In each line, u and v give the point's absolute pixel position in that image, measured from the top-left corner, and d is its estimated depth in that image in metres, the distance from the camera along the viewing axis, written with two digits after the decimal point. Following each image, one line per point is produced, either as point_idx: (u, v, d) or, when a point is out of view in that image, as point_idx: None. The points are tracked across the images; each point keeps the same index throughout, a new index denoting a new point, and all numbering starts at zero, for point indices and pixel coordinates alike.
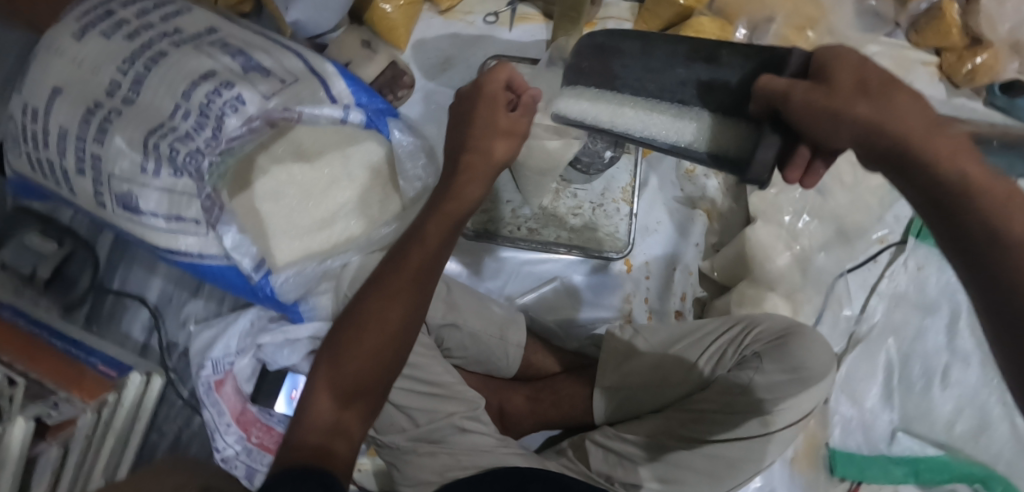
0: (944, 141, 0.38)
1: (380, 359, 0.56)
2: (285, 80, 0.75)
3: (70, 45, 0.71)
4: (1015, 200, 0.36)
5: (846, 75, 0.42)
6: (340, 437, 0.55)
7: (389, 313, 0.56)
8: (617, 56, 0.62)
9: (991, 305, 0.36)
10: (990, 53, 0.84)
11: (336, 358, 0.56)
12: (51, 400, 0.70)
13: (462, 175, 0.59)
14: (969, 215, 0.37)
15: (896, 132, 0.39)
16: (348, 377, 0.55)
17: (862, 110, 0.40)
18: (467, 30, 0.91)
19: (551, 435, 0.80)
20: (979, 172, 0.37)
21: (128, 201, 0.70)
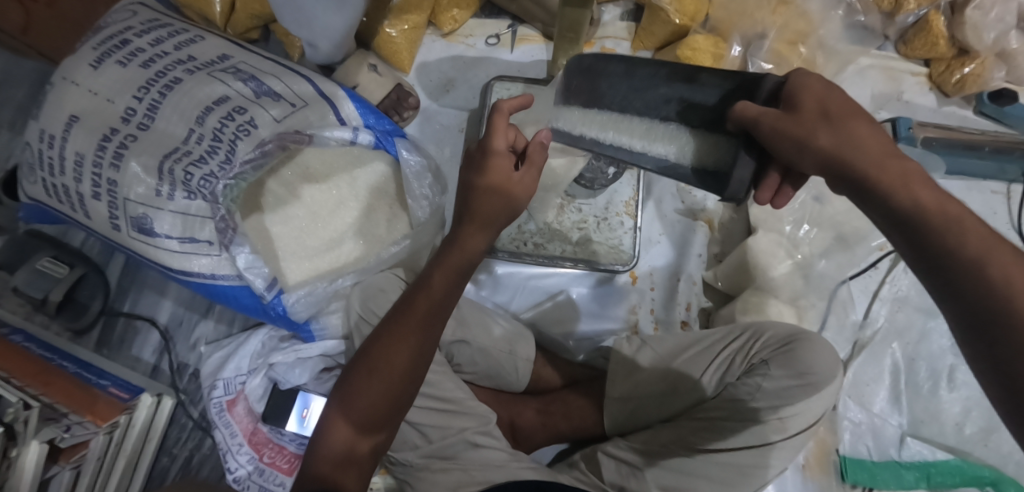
0: (893, 169, 0.45)
1: (390, 398, 0.60)
2: (295, 104, 0.77)
3: (87, 75, 0.73)
4: (955, 216, 0.43)
5: (812, 105, 0.48)
6: (352, 469, 0.59)
7: (395, 358, 0.59)
8: (604, 75, 0.65)
9: (955, 306, 0.41)
10: (977, 63, 0.86)
11: (351, 396, 0.60)
12: (64, 423, 0.70)
13: (466, 227, 0.58)
14: (926, 231, 0.43)
15: (854, 162, 0.46)
16: (363, 414, 0.59)
17: (824, 141, 0.47)
18: (468, 52, 0.94)
19: (561, 449, 0.80)
20: (927, 196, 0.44)
21: (142, 223, 0.72)
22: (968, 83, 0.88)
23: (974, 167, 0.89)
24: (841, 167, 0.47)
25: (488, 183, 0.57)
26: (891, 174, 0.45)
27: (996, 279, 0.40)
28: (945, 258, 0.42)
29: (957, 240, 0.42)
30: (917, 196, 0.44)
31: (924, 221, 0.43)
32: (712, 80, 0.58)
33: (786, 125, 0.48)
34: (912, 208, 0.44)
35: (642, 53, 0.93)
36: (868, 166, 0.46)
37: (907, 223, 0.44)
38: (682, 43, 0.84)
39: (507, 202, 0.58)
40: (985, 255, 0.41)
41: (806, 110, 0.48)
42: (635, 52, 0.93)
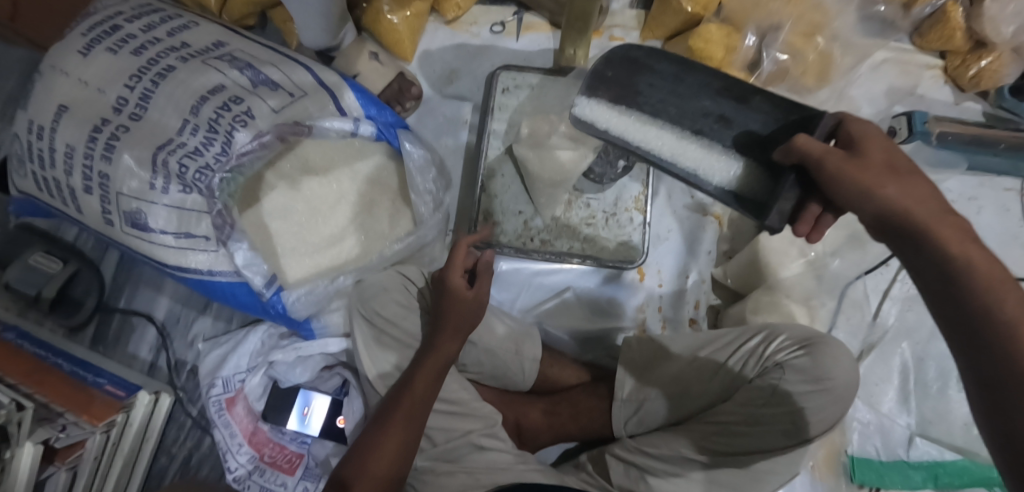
0: (954, 226, 0.42)
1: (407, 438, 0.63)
2: (294, 94, 0.74)
3: (76, 64, 0.70)
4: (1008, 287, 0.39)
5: (877, 155, 0.47)
6: None
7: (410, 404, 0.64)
8: (647, 73, 0.66)
9: (989, 381, 0.37)
10: (994, 57, 0.84)
11: (373, 437, 0.62)
12: (60, 422, 0.68)
13: (439, 336, 0.67)
14: (978, 294, 0.39)
15: (914, 216, 0.43)
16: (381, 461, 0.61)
17: (887, 189, 0.45)
18: (472, 41, 0.91)
19: (566, 449, 0.79)
20: (984, 259, 0.40)
21: (136, 218, 0.69)
22: (986, 77, 0.85)
23: (989, 164, 0.87)
24: (897, 220, 0.44)
25: (452, 305, 0.68)
26: (953, 237, 0.41)
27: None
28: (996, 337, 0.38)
29: (1002, 311, 0.38)
30: (977, 262, 0.40)
31: (976, 282, 0.39)
32: (763, 105, 0.61)
33: (843, 166, 0.47)
34: (972, 277, 0.39)
35: (651, 43, 0.90)
36: (930, 223, 0.42)
37: (960, 292, 0.40)
38: (694, 33, 0.81)
39: (469, 313, 0.68)
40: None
41: (870, 159, 0.47)
42: (644, 42, 0.90)
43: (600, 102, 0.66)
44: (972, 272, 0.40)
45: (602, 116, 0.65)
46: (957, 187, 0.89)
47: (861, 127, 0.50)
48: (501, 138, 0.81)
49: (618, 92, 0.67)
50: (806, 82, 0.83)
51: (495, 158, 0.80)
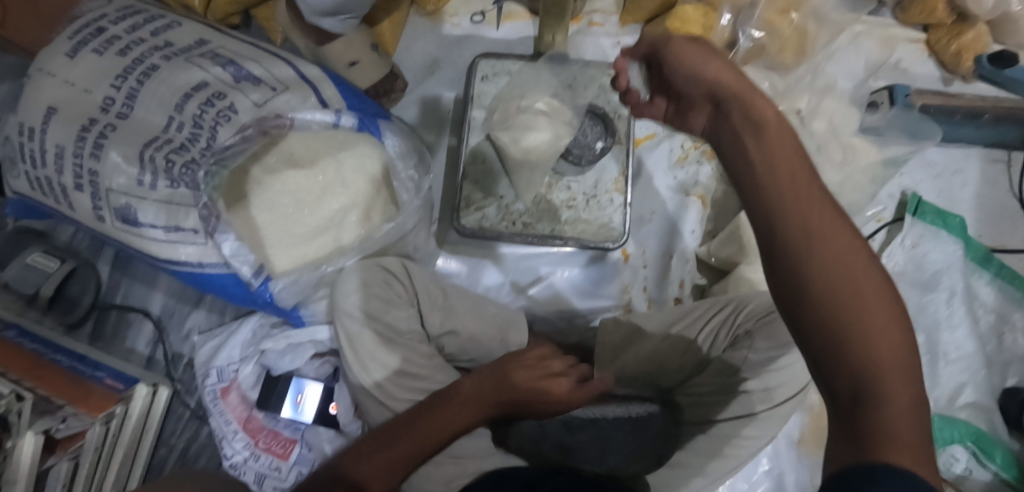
0: (796, 167, 0.42)
1: (434, 440, 0.60)
2: (275, 89, 0.76)
3: (63, 66, 0.72)
4: (801, 186, 0.41)
5: (753, 135, 0.44)
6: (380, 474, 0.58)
7: (458, 414, 0.62)
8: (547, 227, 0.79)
9: (778, 288, 0.41)
10: (974, 32, 0.85)
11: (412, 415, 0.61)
12: (60, 414, 0.70)
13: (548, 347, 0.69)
14: (780, 200, 0.41)
15: (773, 192, 0.41)
16: (405, 454, 0.59)
17: (824, 218, 0.40)
18: (453, 31, 0.92)
19: (539, 436, 0.66)
20: (801, 174, 0.42)
21: (126, 214, 0.71)
22: (971, 52, 0.86)
23: (972, 135, 0.88)
24: (784, 199, 0.41)
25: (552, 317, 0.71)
26: (839, 249, 0.39)
27: (856, 358, 0.37)
28: (829, 314, 0.38)
29: (786, 210, 0.40)
30: (853, 264, 0.39)
31: (772, 195, 0.41)
32: None
33: (769, 194, 0.41)
34: (824, 275, 0.38)
35: (631, 27, 0.91)
36: (795, 167, 0.42)
37: (783, 281, 0.40)
38: (671, 14, 0.82)
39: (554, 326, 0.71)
40: (820, 235, 0.39)
41: (782, 136, 0.43)
42: (624, 27, 0.91)
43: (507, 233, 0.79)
44: (822, 270, 0.39)
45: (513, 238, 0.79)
46: (943, 159, 0.90)
47: (706, 59, 0.48)
48: (480, 126, 0.82)
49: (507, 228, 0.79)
50: (785, 58, 0.83)
51: (476, 146, 0.81)
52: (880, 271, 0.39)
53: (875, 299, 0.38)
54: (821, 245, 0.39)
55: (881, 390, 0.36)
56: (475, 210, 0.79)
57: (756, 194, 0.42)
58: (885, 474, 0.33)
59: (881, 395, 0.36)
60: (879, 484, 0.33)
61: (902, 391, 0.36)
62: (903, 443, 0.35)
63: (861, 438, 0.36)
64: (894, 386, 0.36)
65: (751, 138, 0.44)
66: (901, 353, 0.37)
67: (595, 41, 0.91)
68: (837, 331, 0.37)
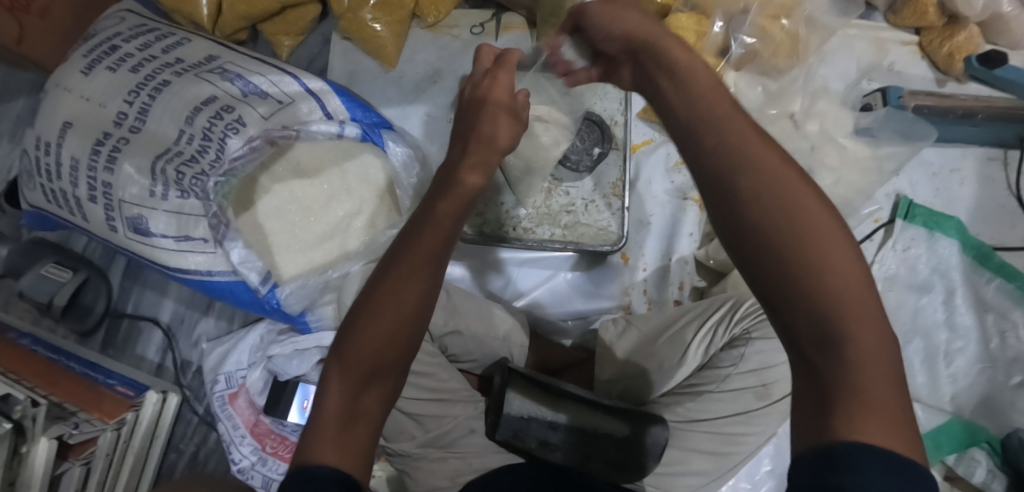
0: (717, 99, 0.40)
1: (385, 358, 0.46)
2: (282, 101, 0.79)
3: (78, 82, 0.75)
4: (727, 118, 0.39)
5: (671, 72, 0.42)
6: (362, 421, 0.45)
7: (405, 292, 0.45)
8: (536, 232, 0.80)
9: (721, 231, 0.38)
10: (966, 33, 0.87)
11: (354, 317, 0.47)
12: (72, 421, 0.71)
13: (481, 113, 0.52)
14: (710, 136, 0.39)
15: (702, 131, 0.39)
16: (363, 355, 0.45)
17: (753, 147, 0.38)
18: (453, 43, 0.95)
19: (519, 429, 0.65)
20: (724, 104, 0.39)
21: (138, 224, 0.74)
22: (963, 52, 0.87)
23: (967, 134, 0.89)
24: (709, 134, 0.39)
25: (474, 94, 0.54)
26: (778, 177, 0.37)
27: (813, 302, 0.35)
28: (778, 255, 0.36)
29: (716, 145, 0.38)
30: (789, 192, 0.37)
31: (701, 131, 0.39)
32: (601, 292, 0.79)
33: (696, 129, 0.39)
34: (761, 212, 0.36)
35: None
36: (717, 97, 0.40)
37: (726, 224, 0.38)
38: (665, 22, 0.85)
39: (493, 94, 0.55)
40: (754, 166, 0.37)
41: (699, 70, 0.42)
42: None
43: (497, 236, 0.80)
44: (762, 209, 0.36)
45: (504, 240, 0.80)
46: (939, 159, 0.91)
47: (619, 15, 0.48)
48: None
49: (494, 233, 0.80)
50: (778, 62, 0.84)
51: None
52: (820, 195, 0.37)
53: (822, 227, 0.36)
54: (748, 178, 0.37)
55: (846, 335, 0.35)
56: (477, 216, 0.81)
57: (685, 129, 0.40)
58: (849, 451, 0.33)
59: (846, 345, 0.35)
60: (855, 468, 0.32)
61: (867, 332, 0.35)
62: (870, 396, 0.34)
63: (831, 398, 0.35)
64: (860, 330, 0.35)
65: (669, 77, 0.42)
66: (859, 284, 0.36)
67: None
68: (787, 275, 0.36)
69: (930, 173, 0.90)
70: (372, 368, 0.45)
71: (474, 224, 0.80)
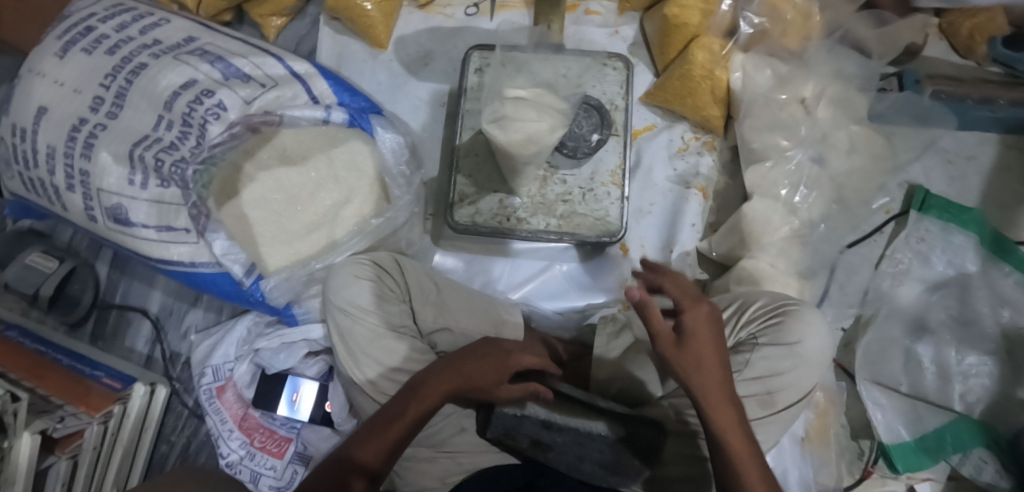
0: (710, 349, 0.56)
1: (424, 417, 0.62)
2: (265, 85, 0.75)
3: (53, 66, 0.72)
4: (709, 362, 0.55)
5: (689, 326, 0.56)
6: (389, 457, 0.61)
7: (448, 378, 0.64)
8: (530, 219, 0.77)
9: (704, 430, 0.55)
10: (988, 14, 0.82)
11: (420, 382, 0.64)
12: (58, 414, 0.70)
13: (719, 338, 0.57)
14: (699, 372, 0.55)
15: (696, 370, 0.55)
16: (408, 416, 0.62)
17: (722, 386, 0.55)
18: (447, 23, 0.91)
19: (511, 427, 0.62)
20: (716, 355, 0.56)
21: (118, 213, 0.71)
22: (985, 34, 0.82)
23: (988, 120, 0.83)
24: (699, 371, 0.55)
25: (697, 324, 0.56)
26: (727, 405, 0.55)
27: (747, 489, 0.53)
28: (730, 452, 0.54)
29: (698, 376, 0.55)
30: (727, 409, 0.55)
31: (693, 371, 0.55)
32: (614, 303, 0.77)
33: (686, 366, 0.55)
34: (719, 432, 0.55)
35: (628, 14, 0.89)
36: (704, 350, 0.55)
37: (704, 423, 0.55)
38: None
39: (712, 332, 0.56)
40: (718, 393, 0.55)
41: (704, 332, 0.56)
42: (621, 15, 0.90)
43: (487, 223, 0.77)
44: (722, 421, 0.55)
45: (496, 227, 0.77)
46: (957, 146, 0.86)
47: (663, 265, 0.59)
48: (472, 120, 0.80)
49: (484, 220, 0.77)
50: (787, 44, 0.79)
51: (470, 139, 0.79)
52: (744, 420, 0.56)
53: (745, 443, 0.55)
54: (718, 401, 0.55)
55: None
56: (469, 205, 0.78)
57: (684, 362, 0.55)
58: None
59: None
60: None
61: None
62: None
63: None
64: None
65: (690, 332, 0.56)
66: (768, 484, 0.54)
67: (591, 30, 0.89)
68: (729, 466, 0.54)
69: (947, 161, 0.85)
70: (413, 424, 0.62)
71: (466, 211, 0.77)
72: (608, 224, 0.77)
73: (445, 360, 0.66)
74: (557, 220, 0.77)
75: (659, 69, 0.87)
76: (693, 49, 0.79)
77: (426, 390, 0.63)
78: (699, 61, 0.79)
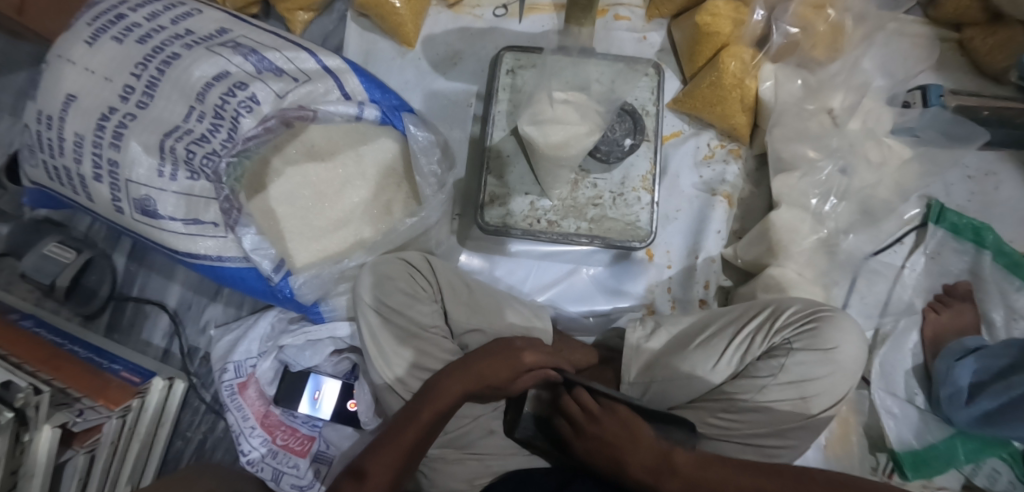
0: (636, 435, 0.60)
1: (440, 417, 0.61)
2: (297, 79, 0.74)
3: (83, 52, 0.70)
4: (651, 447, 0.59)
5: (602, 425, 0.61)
6: (411, 461, 0.60)
7: (462, 376, 0.63)
8: (561, 222, 0.77)
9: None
10: (1008, 32, 0.82)
11: (431, 385, 0.63)
12: (77, 407, 0.69)
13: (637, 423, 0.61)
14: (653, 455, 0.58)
15: (650, 459, 0.58)
16: (424, 419, 0.60)
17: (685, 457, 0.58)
18: (476, 23, 0.90)
19: None
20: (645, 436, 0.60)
21: (145, 205, 0.70)
22: (1008, 52, 0.83)
23: (1007, 138, 0.85)
24: (654, 459, 0.58)
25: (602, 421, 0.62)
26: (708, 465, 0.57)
27: None
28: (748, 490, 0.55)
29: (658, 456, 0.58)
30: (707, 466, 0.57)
31: (647, 461, 0.58)
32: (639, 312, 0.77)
33: (636, 459, 0.59)
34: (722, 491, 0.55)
35: (657, 21, 0.90)
36: (630, 438, 0.60)
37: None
38: (702, 8, 0.81)
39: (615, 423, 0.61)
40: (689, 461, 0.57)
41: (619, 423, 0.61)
42: (649, 21, 0.90)
43: (518, 224, 0.77)
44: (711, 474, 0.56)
45: (527, 227, 0.77)
46: (975, 162, 0.88)
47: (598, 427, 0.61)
48: (504, 120, 0.79)
49: (512, 220, 0.77)
50: (817, 55, 0.80)
51: (500, 140, 0.79)
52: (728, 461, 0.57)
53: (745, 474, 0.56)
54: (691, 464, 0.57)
55: None
56: (500, 206, 0.78)
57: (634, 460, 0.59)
58: None
59: None
60: None
61: None
62: None
63: None
64: None
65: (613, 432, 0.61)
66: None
67: (619, 36, 0.89)
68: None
69: (966, 176, 0.87)
70: (429, 427, 0.60)
71: (495, 213, 0.77)
72: (637, 228, 0.78)
73: (457, 362, 0.65)
74: (587, 223, 0.78)
75: (687, 77, 0.87)
76: (724, 58, 0.80)
77: (440, 391, 0.62)
78: (730, 70, 0.79)
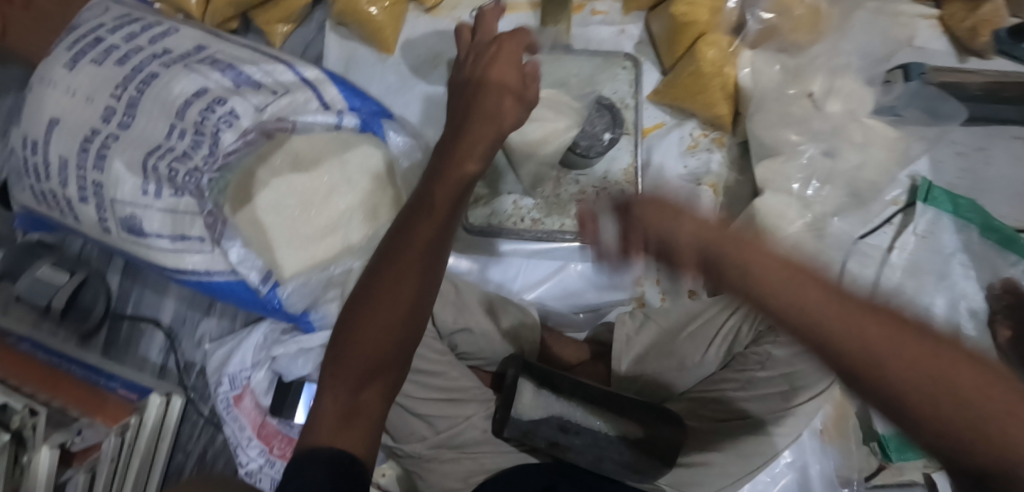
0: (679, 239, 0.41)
1: (382, 349, 0.49)
2: (276, 92, 0.75)
3: (63, 76, 0.71)
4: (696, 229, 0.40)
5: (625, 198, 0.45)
6: (360, 418, 0.48)
7: (402, 286, 0.50)
8: (543, 219, 0.79)
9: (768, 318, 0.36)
10: (990, 6, 0.82)
11: (358, 304, 0.50)
12: (75, 427, 0.70)
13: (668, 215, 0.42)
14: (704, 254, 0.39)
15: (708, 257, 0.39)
16: (357, 358, 0.49)
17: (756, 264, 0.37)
18: (454, 25, 0.91)
19: (528, 430, 0.63)
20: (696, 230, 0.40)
21: (132, 223, 0.71)
22: (989, 27, 0.83)
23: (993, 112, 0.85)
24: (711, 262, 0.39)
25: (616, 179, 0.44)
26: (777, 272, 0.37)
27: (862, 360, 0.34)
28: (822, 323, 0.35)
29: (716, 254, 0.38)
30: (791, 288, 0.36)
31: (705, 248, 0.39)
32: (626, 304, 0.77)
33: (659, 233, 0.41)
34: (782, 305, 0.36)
35: (634, 14, 0.90)
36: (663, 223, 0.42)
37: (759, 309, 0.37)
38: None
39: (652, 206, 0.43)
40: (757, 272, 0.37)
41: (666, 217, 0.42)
42: (627, 14, 0.90)
43: (502, 223, 0.80)
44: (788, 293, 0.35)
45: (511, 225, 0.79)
46: (963, 137, 0.87)
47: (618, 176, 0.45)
48: None
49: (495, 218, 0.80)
50: (796, 39, 0.80)
51: None
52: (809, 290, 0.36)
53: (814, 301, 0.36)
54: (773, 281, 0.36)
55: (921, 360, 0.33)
56: (484, 206, 0.80)
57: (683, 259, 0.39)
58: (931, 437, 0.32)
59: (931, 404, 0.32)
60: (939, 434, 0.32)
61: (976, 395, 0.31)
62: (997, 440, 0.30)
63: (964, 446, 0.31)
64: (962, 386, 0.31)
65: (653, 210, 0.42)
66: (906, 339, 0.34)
67: (598, 30, 0.89)
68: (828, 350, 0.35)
69: (954, 152, 0.86)
70: (371, 366, 0.49)
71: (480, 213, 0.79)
72: None
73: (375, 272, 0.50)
74: (570, 219, 0.79)
75: (666, 68, 0.87)
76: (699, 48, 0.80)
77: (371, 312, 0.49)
78: (708, 59, 0.79)
